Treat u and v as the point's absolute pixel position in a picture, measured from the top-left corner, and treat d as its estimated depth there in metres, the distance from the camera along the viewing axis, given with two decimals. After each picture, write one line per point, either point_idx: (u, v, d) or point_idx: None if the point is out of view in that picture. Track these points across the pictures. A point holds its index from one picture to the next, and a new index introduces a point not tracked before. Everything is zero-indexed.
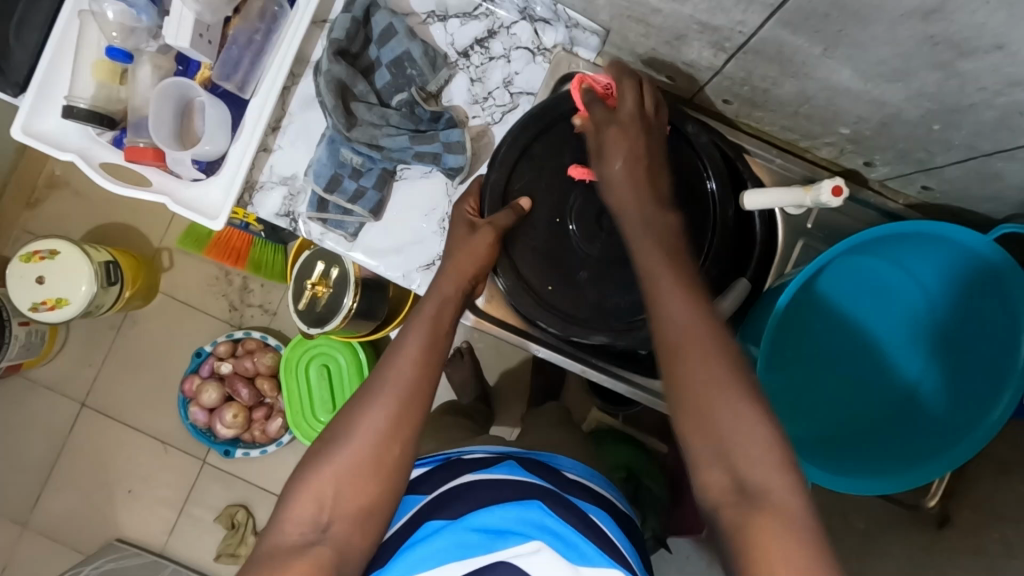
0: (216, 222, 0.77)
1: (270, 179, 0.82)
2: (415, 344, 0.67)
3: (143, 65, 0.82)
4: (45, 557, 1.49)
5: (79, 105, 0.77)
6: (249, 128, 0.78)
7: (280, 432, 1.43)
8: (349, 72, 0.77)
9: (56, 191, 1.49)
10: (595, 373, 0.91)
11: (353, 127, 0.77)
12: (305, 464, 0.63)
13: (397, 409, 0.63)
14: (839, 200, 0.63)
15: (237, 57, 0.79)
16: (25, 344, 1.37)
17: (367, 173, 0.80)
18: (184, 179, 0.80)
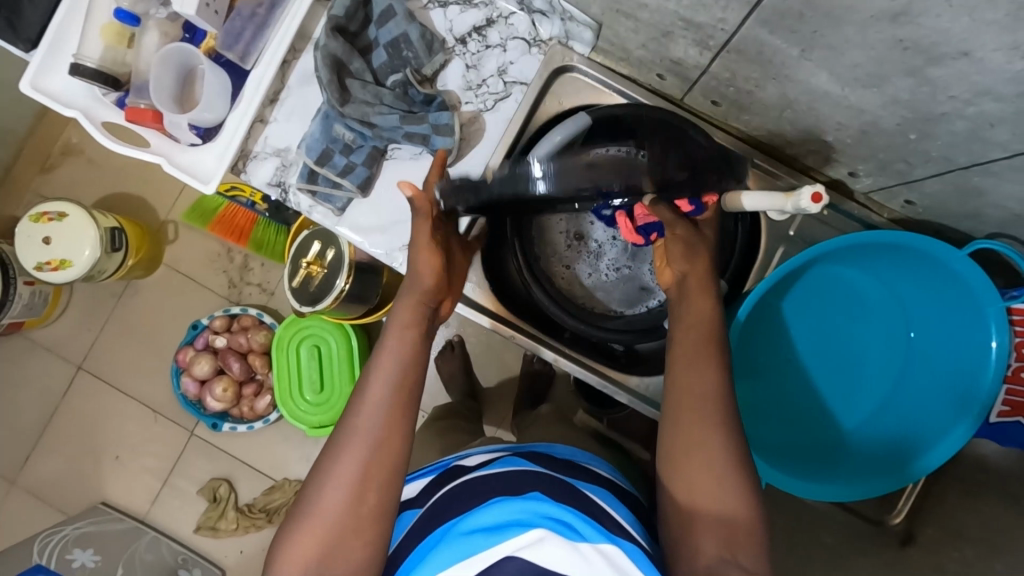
0: (207, 188, 0.79)
1: (264, 149, 0.83)
2: (384, 384, 0.67)
3: (150, 31, 0.84)
4: (31, 515, 1.51)
5: (86, 64, 0.80)
6: (249, 97, 0.80)
7: (268, 410, 1.45)
8: (345, 49, 0.78)
9: (69, 158, 1.52)
10: (569, 365, 0.89)
11: (347, 103, 0.78)
12: (290, 527, 0.63)
13: (375, 453, 0.64)
14: (819, 206, 0.63)
15: (240, 29, 0.80)
16: (27, 304, 1.40)
17: (357, 150, 0.81)
18: (181, 143, 0.82)
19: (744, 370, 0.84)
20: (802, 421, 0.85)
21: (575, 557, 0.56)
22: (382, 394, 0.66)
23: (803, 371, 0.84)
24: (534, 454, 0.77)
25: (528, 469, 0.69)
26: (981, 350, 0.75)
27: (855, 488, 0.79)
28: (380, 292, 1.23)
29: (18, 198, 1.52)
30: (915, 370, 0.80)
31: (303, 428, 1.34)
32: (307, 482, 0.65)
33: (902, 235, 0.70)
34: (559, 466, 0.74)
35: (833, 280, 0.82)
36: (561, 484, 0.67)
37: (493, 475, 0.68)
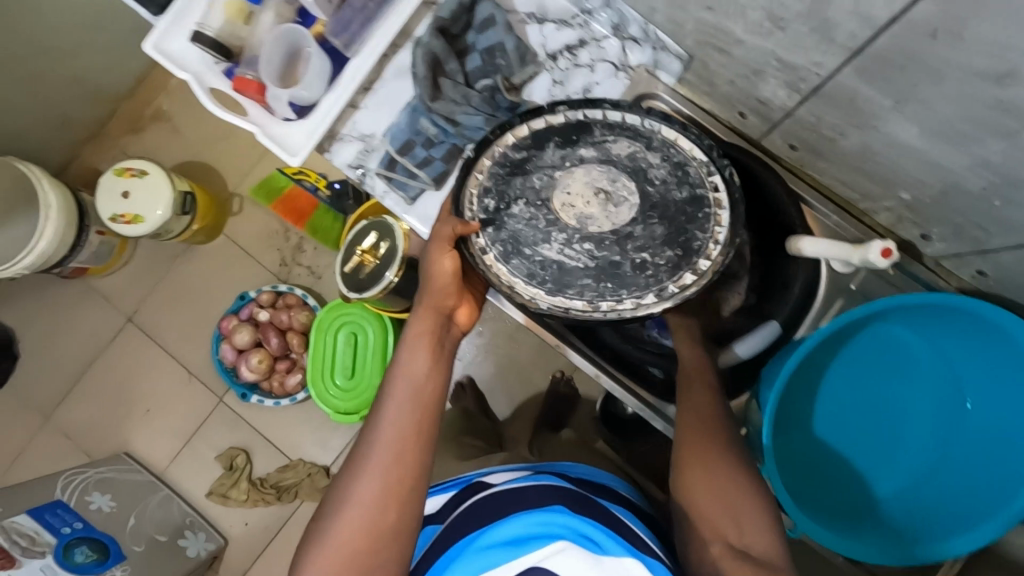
0: (295, 160, 0.81)
1: (350, 133, 0.85)
2: (401, 392, 0.68)
3: (268, 11, 0.88)
4: (58, 453, 1.57)
5: (206, 32, 0.83)
6: (345, 82, 0.83)
7: (296, 388, 1.49)
8: (444, 49, 0.80)
9: (156, 123, 1.62)
10: (609, 382, 0.89)
11: (437, 99, 0.80)
12: (311, 536, 0.64)
13: (393, 460, 0.65)
14: (888, 262, 0.63)
15: (349, 18, 0.83)
16: (94, 251, 1.48)
17: (439, 145, 0.82)
18: (276, 117, 0.85)
19: (786, 417, 0.85)
20: (837, 477, 0.85)
21: (597, 569, 0.57)
22: (402, 405, 0.68)
23: (840, 427, 0.85)
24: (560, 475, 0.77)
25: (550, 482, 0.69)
26: None
27: (893, 554, 0.76)
28: None
29: (104, 153, 1.62)
30: (960, 442, 0.79)
31: (328, 412, 1.36)
32: (330, 492, 0.66)
33: (957, 298, 0.69)
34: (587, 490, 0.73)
35: (884, 340, 0.83)
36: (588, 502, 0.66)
37: (512, 487, 0.68)
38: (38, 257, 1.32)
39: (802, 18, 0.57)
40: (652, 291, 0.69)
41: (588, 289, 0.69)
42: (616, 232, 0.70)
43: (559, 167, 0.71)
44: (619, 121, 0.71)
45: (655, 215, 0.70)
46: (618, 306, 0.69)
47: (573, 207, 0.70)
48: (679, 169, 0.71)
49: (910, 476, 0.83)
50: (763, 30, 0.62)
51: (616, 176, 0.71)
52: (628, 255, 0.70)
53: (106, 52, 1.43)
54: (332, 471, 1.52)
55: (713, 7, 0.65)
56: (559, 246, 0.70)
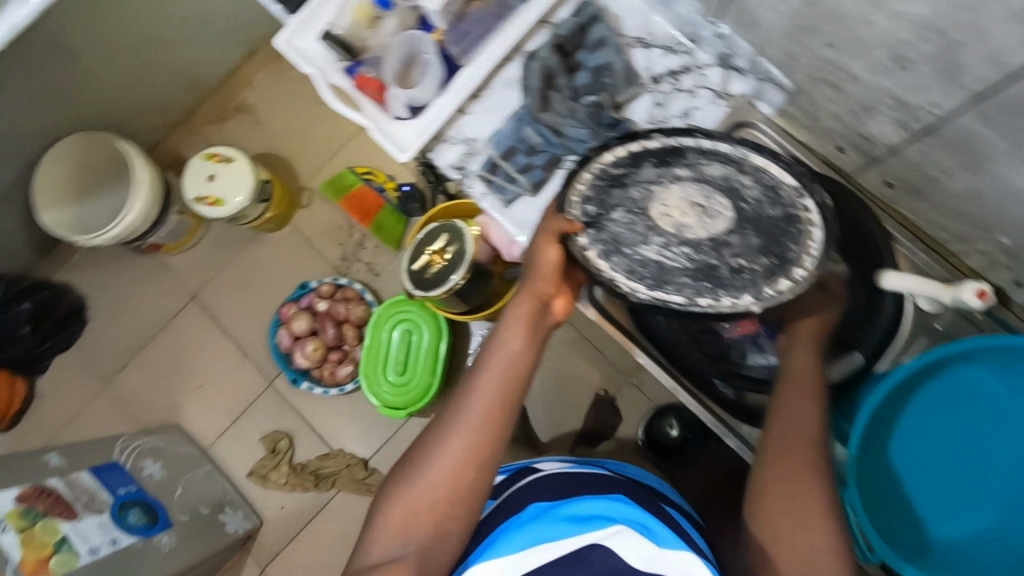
0: (402, 156, 0.86)
1: (456, 136, 0.88)
2: (493, 370, 0.69)
3: (392, 16, 0.92)
4: (112, 419, 1.63)
5: (336, 31, 0.90)
6: (455, 89, 0.86)
7: (346, 379, 1.53)
8: (559, 64, 0.84)
9: (239, 114, 1.71)
10: (684, 394, 0.94)
11: (546, 110, 0.84)
12: (389, 488, 0.68)
13: (475, 438, 0.67)
14: (982, 303, 0.64)
15: (468, 31, 0.86)
16: (172, 229, 1.55)
17: (541, 153, 0.85)
18: (389, 114, 0.89)
19: (869, 456, 0.85)
20: (922, 519, 0.85)
21: (658, 555, 0.63)
22: (492, 382, 0.69)
23: (918, 466, 0.85)
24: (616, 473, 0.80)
25: (608, 479, 0.75)
26: None
27: None
28: (485, 297, 1.30)
29: (188, 138, 1.71)
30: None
31: (377, 404, 1.40)
32: (411, 452, 0.69)
33: (1022, 344, 0.72)
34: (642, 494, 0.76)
35: (966, 383, 0.83)
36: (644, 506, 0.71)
37: (570, 474, 0.75)
38: (124, 229, 1.40)
39: (929, 60, 0.59)
40: (749, 292, 0.70)
41: (687, 288, 0.71)
42: (712, 240, 0.72)
43: (656, 181, 0.75)
44: (713, 147, 0.74)
45: (750, 227, 0.72)
46: (716, 306, 0.70)
47: (671, 216, 0.73)
48: (772, 190, 0.73)
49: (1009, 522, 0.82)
50: (883, 69, 0.65)
51: (711, 192, 0.73)
52: (723, 262, 0.71)
53: (207, 44, 1.54)
54: (371, 464, 1.56)
55: (834, 44, 0.68)
56: (659, 247, 0.72)
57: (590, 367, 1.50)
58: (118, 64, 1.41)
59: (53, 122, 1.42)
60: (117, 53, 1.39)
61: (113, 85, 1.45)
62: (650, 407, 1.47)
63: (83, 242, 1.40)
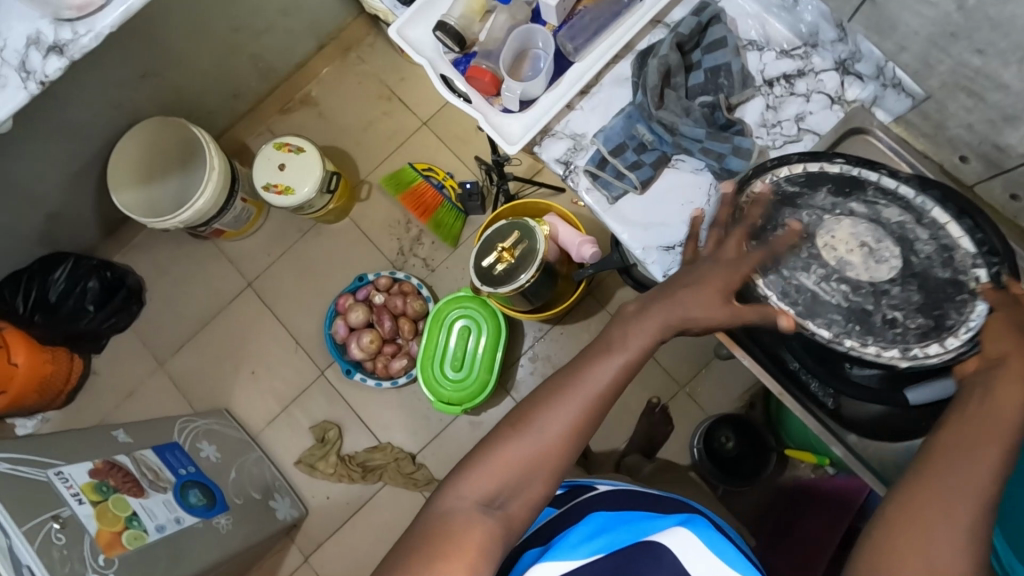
0: (512, 148, 0.84)
1: (563, 131, 0.87)
2: (618, 357, 0.69)
3: (504, 11, 0.91)
4: (167, 399, 1.66)
5: (450, 22, 0.88)
6: (567, 84, 0.86)
7: (399, 372, 1.53)
8: (678, 63, 0.83)
9: (304, 107, 1.74)
10: (791, 402, 0.82)
11: (661, 108, 0.82)
12: (494, 438, 0.68)
13: (585, 414, 0.67)
14: None
15: (582, 25, 0.86)
16: (235, 216, 1.58)
17: (651, 151, 0.83)
18: (498, 108, 0.88)
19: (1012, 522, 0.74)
20: None
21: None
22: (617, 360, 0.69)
23: None
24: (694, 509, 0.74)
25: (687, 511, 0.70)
26: None
27: None
28: (548, 296, 1.30)
29: (253, 128, 1.74)
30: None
31: (432, 400, 1.40)
32: (521, 410, 0.69)
33: None
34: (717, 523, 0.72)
35: None
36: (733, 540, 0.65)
37: (636, 498, 0.72)
38: (195, 212, 1.42)
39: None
40: (896, 347, 0.71)
41: (835, 325, 0.73)
42: (873, 285, 0.73)
43: (828, 211, 0.76)
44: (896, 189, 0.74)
45: (915, 283, 0.72)
46: (861, 350, 0.72)
47: (836, 250, 0.74)
48: (945, 251, 0.72)
49: None
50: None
51: (882, 236, 0.74)
52: (882, 316, 0.72)
53: (283, 37, 1.57)
54: (418, 459, 1.56)
55: (984, 50, 0.63)
56: (818, 278, 0.74)
57: (645, 374, 1.49)
58: (198, 51, 1.44)
59: (132, 106, 1.45)
60: (197, 41, 1.42)
61: (190, 72, 1.48)
62: (703, 417, 1.46)
63: (153, 224, 1.42)
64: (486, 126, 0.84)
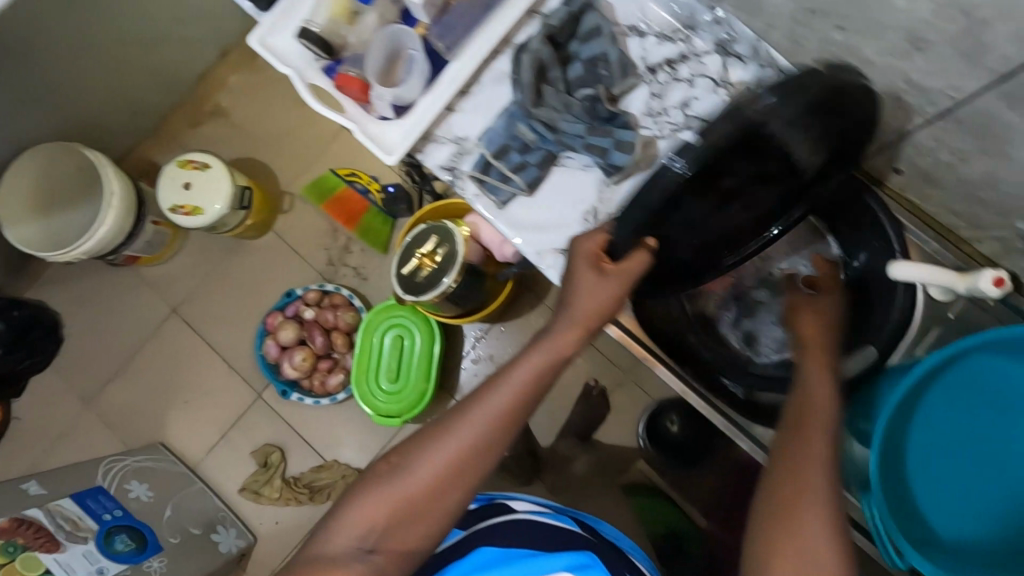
0: (390, 158, 0.80)
1: (445, 135, 0.84)
2: (496, 404, 0.69)
3: (373, 11, 0.83)
4: (95, 438, 1.57)
5: (311, 28, 0.81)
6: (443, 86, 0.81)
7: (337, 389, 1.48)
8: (552, 56, 0.80)
9: (214, 118, 1.64)
10: (696, 399, 0.89)
11: (540, 106, 0.80)
12: (371, 478, 0.69)
13: (464, 462, 0.68)
14: (1000, 292, 0.62)
15: (453, 23, 0.80)
16: (149, 240, 1.49)
17: (535, 150, 0.82)
18: (374, 116, 0.82)
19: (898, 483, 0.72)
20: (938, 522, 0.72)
21: None
22: (500, 405, 0.69)
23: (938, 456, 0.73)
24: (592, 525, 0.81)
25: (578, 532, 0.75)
26: None
27: None
28: (479, 297, 1.25)
29: (161, 144, 1.64)
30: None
31: (371, 413, 1.36)
32: (400, 451, 0.70)
33: None
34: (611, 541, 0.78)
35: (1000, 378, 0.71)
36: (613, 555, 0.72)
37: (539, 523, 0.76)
38: (98, 242, 1.34)
39: (950, 42, 0.56)
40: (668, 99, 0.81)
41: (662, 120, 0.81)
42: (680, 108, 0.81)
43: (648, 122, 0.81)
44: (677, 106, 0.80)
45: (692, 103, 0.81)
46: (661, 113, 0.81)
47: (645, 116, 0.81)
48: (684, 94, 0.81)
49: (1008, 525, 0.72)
50: (898, 51, 0.62)
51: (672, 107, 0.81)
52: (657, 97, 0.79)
53: (179, 47, 1.48)
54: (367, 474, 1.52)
55: (844, 26, 0.65)
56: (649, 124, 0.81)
57: None
58: (86, 68, 1.34)
59: (17, 132, 1.35)
60: (82, 57, 1.32)
61: (81, 91, 1.38)
62: None
63: (52, 258, 1.33)
64: (361, 139, 0.79)
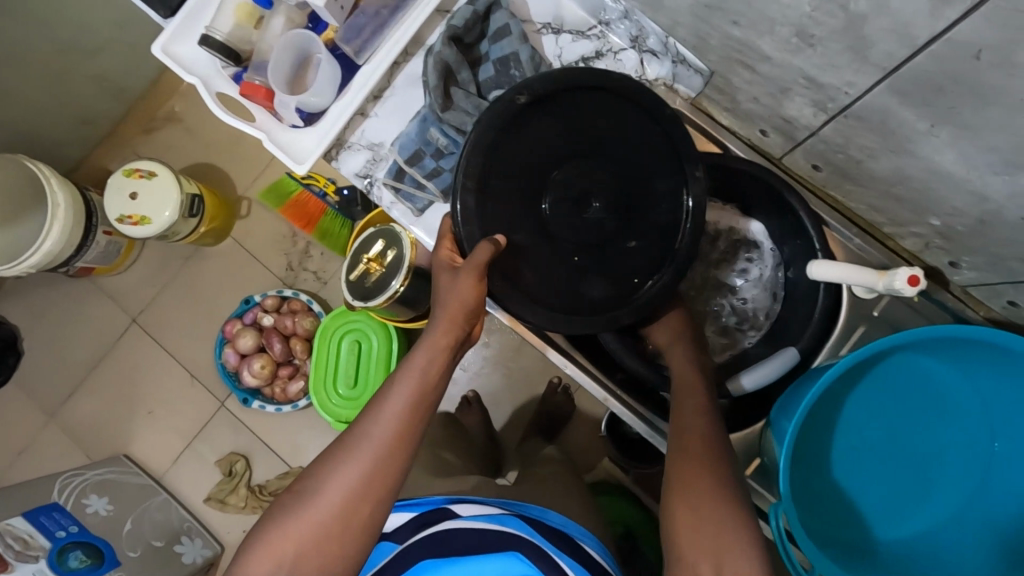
0: (300, 167, 0.84)
1: (359, 142, 0.89)
2: (392, 410, 0.70)
3: (279, 15, 0.88)
4: (58, 451, 1.55)
5: (215, 36, 0.84)
6: (355, 91, 0.85)
7: (298, 395, 1.47)
8: (457, 58, 0.83)
9: (169, 124, 1.62)
10: (617, 406, 0.87)
11: (448, 109, 0.83)
12: (276, 511, 0.67)
13: (368, 472, 0.67)
14: (914, 290, 0.64)
15: (362, 25, 0.84)
16: (102, 251, 1.47)
17: (448, 155, 0.86)
18: (284, 123, 0.87)
19: (802, 468, 0.78)
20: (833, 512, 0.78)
21: None
22: (398, 407, 0.70)
23: (843, 449, 0.78)
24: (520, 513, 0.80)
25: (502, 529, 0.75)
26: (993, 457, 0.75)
27: None
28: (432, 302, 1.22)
29: (115, 152, 1.62)
30: (1001, 502, 0.74)
31: (330, 421, 1.34)
32: (303, 478, 0.69)
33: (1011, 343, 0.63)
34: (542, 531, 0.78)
35: (922, 377, 0.76)
36: (537, 546, 0.73)
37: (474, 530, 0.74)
38: (45, 256, 1.32)
39: (836, 36, 0.56)
40: None
41: None
42: None
43: None
44: None
45: None
46: None
47: None
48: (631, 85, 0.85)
49: (906, 530, 0.77)
50: (791, 46, 0.62)
51: None
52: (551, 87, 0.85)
53: (123, 54, 1.44)
54: None
55: (738, 21, 0.65)
56: None
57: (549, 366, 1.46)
58: (29, 78, 1.33)
59: None
60: (23, 68, 1.30)
61: (24, 101, 1.36)
62: None
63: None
64: (269, 148, 0.83)
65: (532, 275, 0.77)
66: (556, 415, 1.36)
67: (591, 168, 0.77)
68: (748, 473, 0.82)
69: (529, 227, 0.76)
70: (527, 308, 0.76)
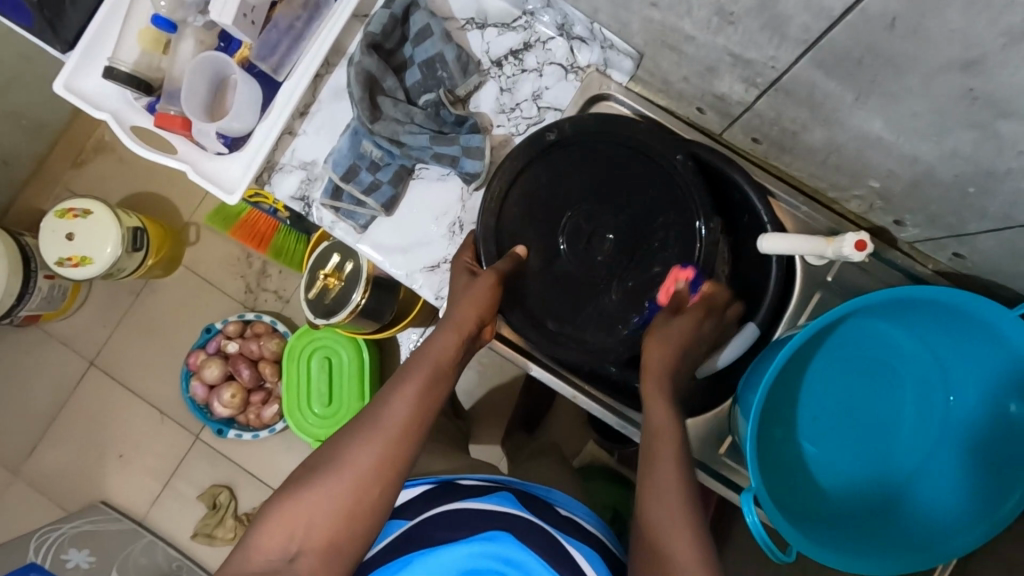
0: (230, 197, 0.82)
1: (291, 162, 0.87)
2: (405, 391, 0.67)
3: (187, 38, 0.84)
4: (29, 507, 1.49)
5: (120, 67, 0.80)
6: (278, 110, 0.82)
7: (274, 419, 1.43)
8: (379, 66, 0.81)
9: (98, 154, 1.54)
10: (587, 401, 0.87)
11: (377, 121, 0.81)
12: (292, 480, 0.64)
13: (382, 453, 0.63)
14: (862, 254, 0.65)
15: (276, 40, 0.82)
16: (46, 297, 1.40)
17: (384, 168, 0.84)
18: (208, 152, 0.84)
19: (772, 443, 0.80)
20: (806, 482, 0.80)
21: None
22: (409, 391, 0.67)
23: (811, 421, 0.80)
24: (530, 496, 0.73)
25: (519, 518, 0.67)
26: (953, 410, 0.77)
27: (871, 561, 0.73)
28: (395, 310, 1.18)
29: (46, 192, 1.54)
30: (956, 444, 0.77)
31: (309, 441, 1.32)
32: (316, 457, 0.65)
33: (949, 293, 0.65)
34: (553, 518, 0.70)
35: (870, 335, 0.79)
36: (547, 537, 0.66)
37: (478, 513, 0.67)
38: None
39: (752, 14, 0.56)
40: (516, 89, 0.86)
41: (505, 100, 0.86)
42: (538, 92, 0.85)
43: (531, 119, 0.86)
44: (544, 103, 0.85)
45: (557, 85, 0.85)
46: (506, 94, 0.86)
47: (508, 107, 0.86)
48: (564, 80, 0.85)
49: (880, 491, 0.79)
50: (712, 26, 0.61)
51: (546, 89, 0.85)
52: (493, 96, 0.86)
53: (34, 87, 1.35)
54: None
55: (658, 4, 0.65)
56: (506, 108, 0.86)
57: None
58: None
59: None
60: None
61: None
62: None
63: None
64: (195, 180, 0.82)
65: (541, 302, 0.80)
66: (536, 407, 1.34)
67: (611, 212, 0.81)
68: (722, 453, 0.84)
69: (544, 251, 0.81)
70: (528, 326, 0.80)
